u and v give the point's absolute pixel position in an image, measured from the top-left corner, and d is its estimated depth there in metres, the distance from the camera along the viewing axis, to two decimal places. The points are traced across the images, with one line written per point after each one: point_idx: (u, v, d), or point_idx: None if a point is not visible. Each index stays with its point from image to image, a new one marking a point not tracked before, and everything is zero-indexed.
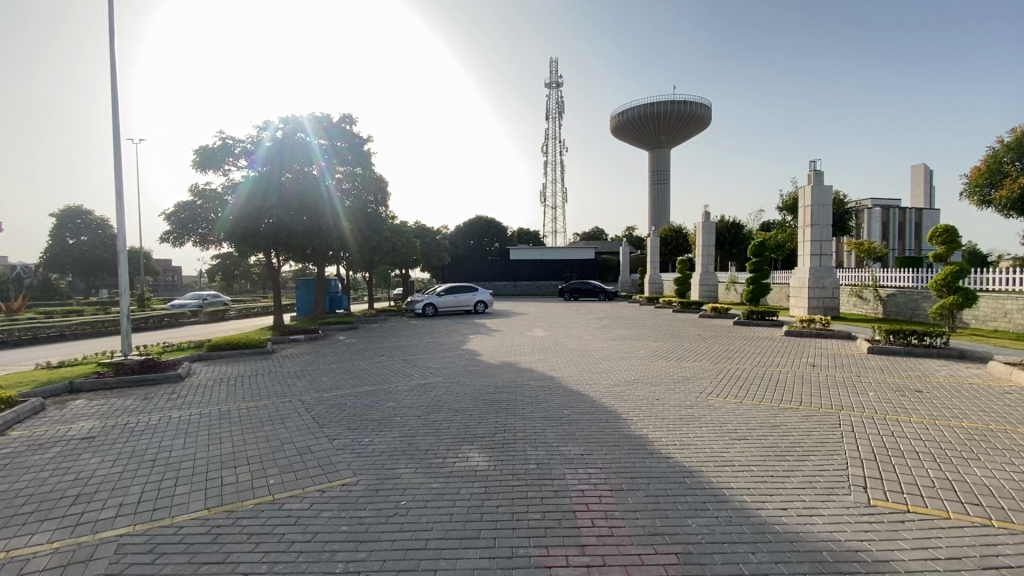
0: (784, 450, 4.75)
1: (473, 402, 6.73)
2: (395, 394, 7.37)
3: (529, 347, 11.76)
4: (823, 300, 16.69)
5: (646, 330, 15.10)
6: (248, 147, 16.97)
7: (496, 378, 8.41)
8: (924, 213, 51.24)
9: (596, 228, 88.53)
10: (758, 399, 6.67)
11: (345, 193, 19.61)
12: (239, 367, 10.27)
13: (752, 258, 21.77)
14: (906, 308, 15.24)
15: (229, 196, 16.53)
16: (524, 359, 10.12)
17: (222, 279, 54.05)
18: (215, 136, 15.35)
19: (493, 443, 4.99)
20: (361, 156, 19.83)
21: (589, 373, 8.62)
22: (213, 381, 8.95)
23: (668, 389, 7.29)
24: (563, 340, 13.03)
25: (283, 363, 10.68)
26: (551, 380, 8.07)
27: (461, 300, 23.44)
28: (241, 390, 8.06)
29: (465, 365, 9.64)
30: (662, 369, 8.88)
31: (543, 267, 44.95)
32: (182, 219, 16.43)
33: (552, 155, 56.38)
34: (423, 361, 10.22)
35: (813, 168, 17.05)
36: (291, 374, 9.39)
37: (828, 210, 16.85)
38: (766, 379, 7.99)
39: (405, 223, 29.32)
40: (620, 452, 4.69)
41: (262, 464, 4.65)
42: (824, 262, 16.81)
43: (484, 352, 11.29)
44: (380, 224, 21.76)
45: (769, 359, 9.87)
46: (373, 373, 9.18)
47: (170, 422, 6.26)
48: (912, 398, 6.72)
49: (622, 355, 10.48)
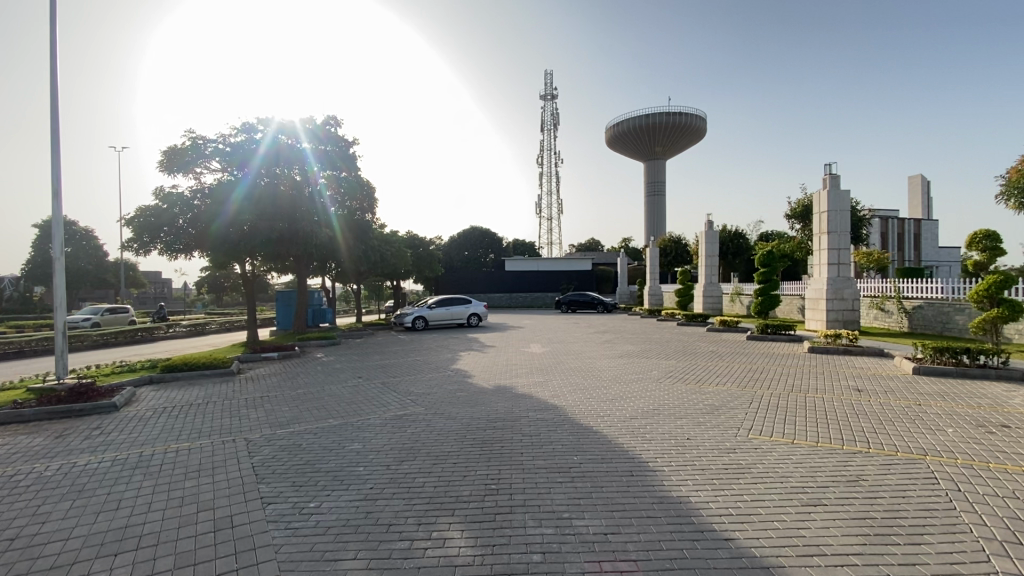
0: (885, 527, 3.44)
1: (460, 444, 5.40)
2: (365, 431, 6.03)
3: (527, 367, 10.43)
4: (843, 313, 15.47)
5: (654, 346, 13.84)
6: (222, 148, 15.50)
7: (488, 408, 7.08)
8: (922, 224, 50.63)
9: (592, 239, 87.58)
10: (812, 439, 5.37)
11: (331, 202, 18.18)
12: (192, 392, 8.89)
13: (761, 267, 20.59)
14: (935, 321, 14.04)
15: (199, 202, 15.15)
16: (521, 382, 8.82)
17: (209, 292, 52.53)
18: (184, 136, 14.19)
19: (482, 516, 3.64)
20: (347, 161, 18.13)
21: (598, 401, 7.31)
22: (153, 410, 7.56)
23: (697, 424, 5.97)
24: (565, 358, 11.73)
25: (246, 388, 9.31)
26: (553, 410, 6.76)
27: (453, 313, 22.06)
28: (180, 424, 6.68)
29: (453, 390, 8.32)
30: (683, 396, 7.57)
31: (540, 278, 43.75)
32: (146, 219, 14.72)
33: (547, 167, 55.63)
34: (405, 385, 8.90)
35: (828, 172, 15.97)
36: (248, 401, 8.00)
37: (846, 216, 15.75)
38: (813, 409, 6.66)
39: (396, 233, 28.12)
40: (661, 532, 3.35)
41: (157, 553, 3.31)
42: (842, 272, 15.66)
43: (476, 373, 9.96)
44: (366, 232, 19.99)
45: (802, 381, 8.59)
46: (344, 400, 7.82)
47: (69, 473, 4.91)
48: (1003, 435, 5.45)
49: (633, 377, 9.18)
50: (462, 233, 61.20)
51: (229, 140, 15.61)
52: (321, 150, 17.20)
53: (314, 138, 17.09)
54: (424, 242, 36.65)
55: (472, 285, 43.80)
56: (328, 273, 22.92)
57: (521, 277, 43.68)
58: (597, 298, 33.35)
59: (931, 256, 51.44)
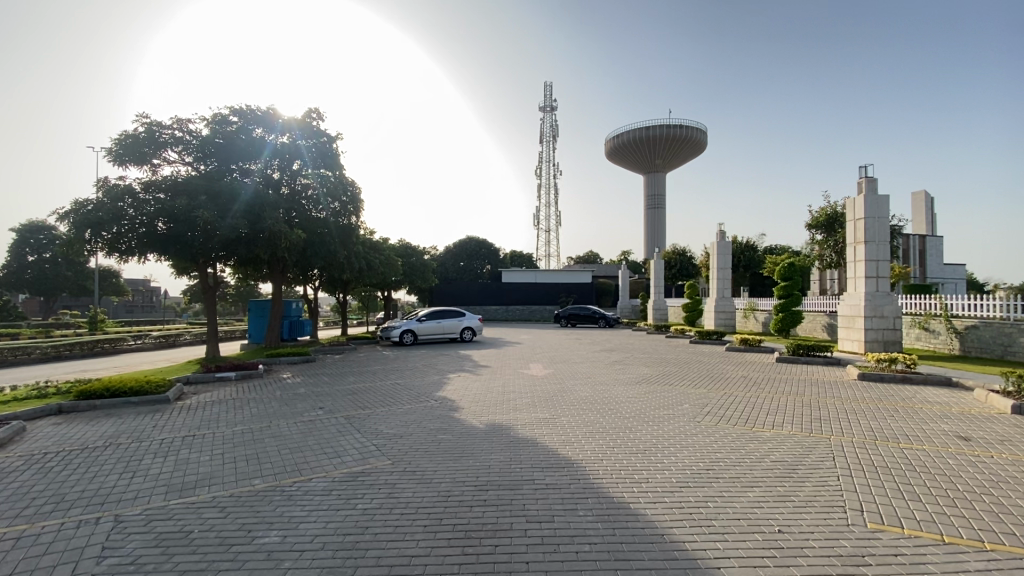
0: None
1: (431, 539, 3.52)
2: (297, 506, 4.15)
3: (529, 397, 8.57)
4: (883, 333, 13.65)
5: (673, 369, 11.97)
6: (183, 137, 13.77)
7: (478, 460, 5.21)
8: (928, 240, 49.21)
9: (591, 253, 86.09)
10: (972, 539, 3.50)
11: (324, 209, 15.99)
12: (99, 429, 6.96)
13: (781, 281, 18.80)
14: (994, 344, 12.25)
15: (149, 196, 12.76)
16: (522, 420, 6.91)
17: (194, 301, 50.40)
18: (136, 120, 12.43)
19: None
20: (329, 160, 16.04)
21: (626, 453, 5.45)
22: (29, 458, 5.67)
23: (781, 502, 4.12)
24: (572, 384, 9.87)
25: (173, 421, 7.40)
26: (570, 469, 4.89)
27: (445, 326, 20.11)
28: (42, 488, 4.75)
29: (433, 431, 6.42)
30: (738, 446, 5.72)
31: (538, 291, 41.98)
32: (83, 216, 12.20)
33: (545, 178, 54.27)
34: (374, 421, 7.04)
35: (864, 175, 14.30)
36: (162, 446, 6.07)
37: (884, 224, 14.02)
38: (928, 472, 4.80)
39: (386, 240, 26.32)
40: None
41: None
42: (882, 287, 13.86)
43: (466, 403, 8.09)
44: (355, 242, 17.61)
45: (878, 422, 6.75)
46: (289, 446, 5.93)
47: None
48: None
49: (661, 413, 7.35)
50: (459, 244, 59.55)
51: (195, 131, 13.91)
52: (311, 146, 15.70)
53: (298, 130, 15.42)
54: (417, 250, 34.74)
55: (467, 298, 41.95)
56: (310, 281, 20.98)
57: (518, 289, 41.92)
58: (599, 312, 31.52)
59: (936, 274, 49.88)
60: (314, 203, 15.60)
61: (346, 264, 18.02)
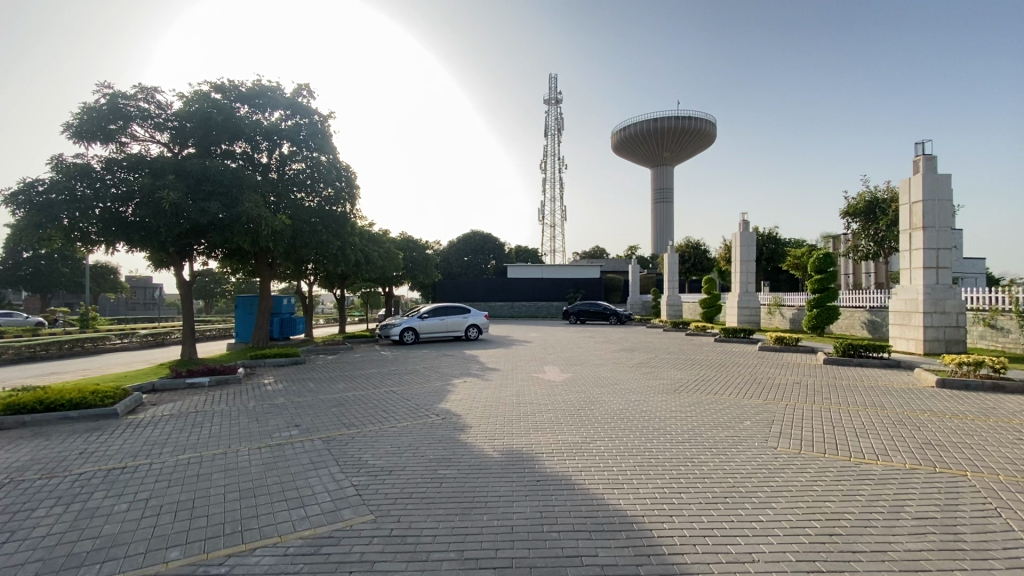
0: None
1: None
2: None
3: (550, 410, 7.07)
4: (944, 331, 12.03)
5: (710, 374, 10.43)
6: (150, 110, 12.21)
7: (497, 516, 3.69)
8: None
9: (596, 250, 84.50)
10: None
11: (314, 195, 14.54)
12: (10, 456, 5.46)
13: (816, 274, 17.17)
14: None
15: (111, 176, 11.27)
16: (548, 447, 5.36)
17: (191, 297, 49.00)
18: (97, 92, 10.99)
19: None
20: (320, 141, 14.45)
21: (700, 503, 3.92)
22: None
23: None
24: (599, 394, 8.34)
25: (109, 445, 5.89)
26: (632, 536, 3.36)
27: (448, 324, 18.61)
28: None
29: (434, 464, 4.88)
30: (850, 489, 4.18)
31: (544, 287, 40.42)
32: (32, 199, 10.72)
33: (550, 172, 52.41)
34: (360, 446, 5.53)
35: (921, 152, 12.64)
36: (74, 485, 4.56)
37: (944, 207, 12.39)
38: None
39: (385, 232, 24.84)
40: None
41: None
42: (942, 279, 12.24)
43: (476, 420, 6.59)
44: (351, 233, 15.77)
45: (1011, 450, 5.20)
46: (242, 488, 4.41)
47: None
48: None
49: (721, 435, 5.81)
50: (461, 238, 58.07)
51: (166, 104, 12.36)
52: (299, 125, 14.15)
53: (284, 109, 14.01)
54: (419, 245, 33.13)
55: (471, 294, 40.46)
56: (303, 275, 19.52)
57: (524, 284, 40.35)
58: (611, 308, 29.92)
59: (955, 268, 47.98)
60: (302, 188, 14.20)
61: (343, 256, 16.37)
